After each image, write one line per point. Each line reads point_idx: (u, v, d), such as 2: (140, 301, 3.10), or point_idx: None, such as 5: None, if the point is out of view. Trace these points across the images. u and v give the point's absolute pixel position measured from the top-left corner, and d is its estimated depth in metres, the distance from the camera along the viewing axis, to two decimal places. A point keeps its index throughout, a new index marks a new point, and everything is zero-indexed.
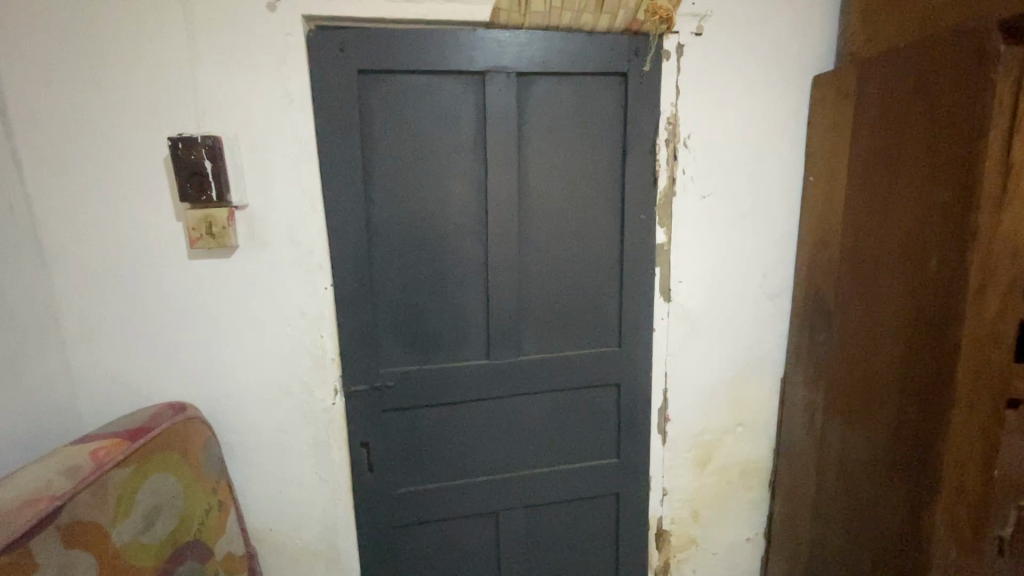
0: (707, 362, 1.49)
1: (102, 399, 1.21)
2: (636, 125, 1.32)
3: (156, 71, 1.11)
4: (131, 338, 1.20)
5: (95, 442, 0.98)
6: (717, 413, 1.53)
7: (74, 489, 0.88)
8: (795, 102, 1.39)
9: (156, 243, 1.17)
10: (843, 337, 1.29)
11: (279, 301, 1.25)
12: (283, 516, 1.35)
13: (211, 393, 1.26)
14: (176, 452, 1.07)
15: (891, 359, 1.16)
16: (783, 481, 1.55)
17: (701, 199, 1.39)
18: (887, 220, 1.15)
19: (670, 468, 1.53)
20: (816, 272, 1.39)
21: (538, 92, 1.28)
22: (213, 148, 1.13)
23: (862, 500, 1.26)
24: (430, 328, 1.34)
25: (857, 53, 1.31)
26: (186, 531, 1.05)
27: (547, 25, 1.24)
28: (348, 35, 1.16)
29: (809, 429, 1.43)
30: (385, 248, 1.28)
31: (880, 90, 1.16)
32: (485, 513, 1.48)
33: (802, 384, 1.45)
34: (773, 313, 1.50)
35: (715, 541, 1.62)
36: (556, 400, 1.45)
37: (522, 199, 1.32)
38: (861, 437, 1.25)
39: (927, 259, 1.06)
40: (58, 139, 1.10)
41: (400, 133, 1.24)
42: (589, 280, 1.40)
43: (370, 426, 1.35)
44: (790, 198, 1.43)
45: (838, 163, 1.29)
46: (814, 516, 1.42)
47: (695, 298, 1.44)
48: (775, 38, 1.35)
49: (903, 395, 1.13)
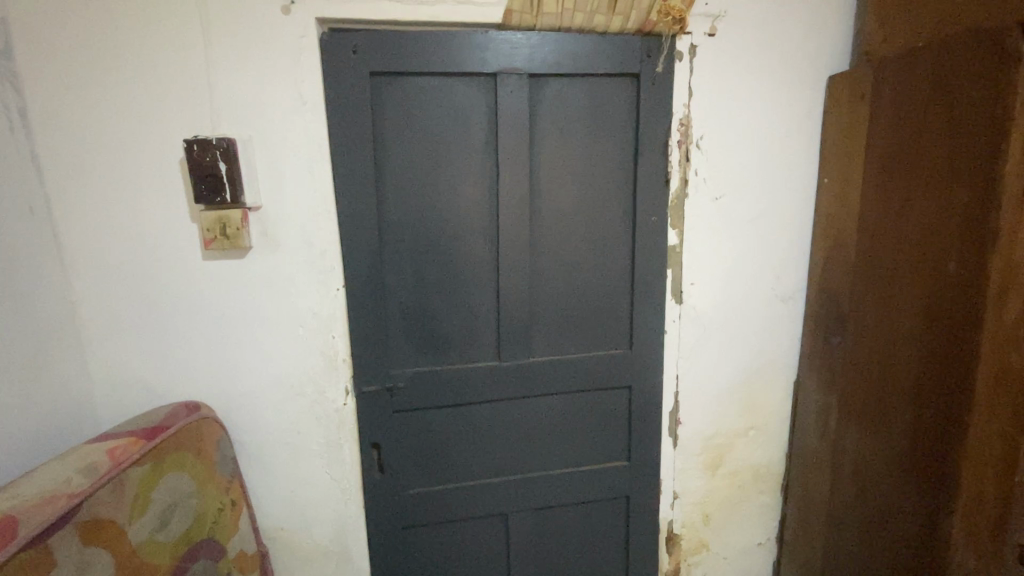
0: (719, 365, 1.48)
1: (118, 398, 1.23)
2: (649, 125, 1.32)
3: (173, 73, 1.12)
4: (146, 339, 1.22)
5: (111, 441, 1.00)
6: (729, 416, 1.51)
7: (92, 488, 0.89)
8: (811, 103, 1.37)
9: (172, 244, 1.19)
10: (859, 339, 1.27)
11: (292, 301, 1.25)
12: (295, 515, 1.36)
13: (224, 392, 1.27)
14: (190, 451, 1.08)
15: (907, 362, 1.15)
16: (796, 486, 1.53)
17: (714, 200, 1.38)
18: (904, 221, 1.14)
19: (681, 471, 1.52)
20: (830, 275, 1.37)
21: (550, 93, 1.28)
22: (228, 150, 1.14)
23: (878, 505, 1.24)
24: (441, 328, 1.34)
25: (873, 52, 1.29)
26: (201, 530, 1.06)
27: (560, 26, 1.24)
28: (361, 37, 1.17)
29: (823, 434, 1.41)
30: (397, 248, 1.29)
31: (897, 90, 1.15)
32: (496, 514, 1.47)
33: (816, 388, 1.44)
34: (787, 315, 1.48)
35: (727, 546, 1.60)
36: (567, 402, 1.44)
37: (534, 201, 1.32)
38: (877, 440, 1.24)
39: (946, 261, 1.05)
40: (76, 140, 1.12)
41: (412, 136, 1.25)
42: (601, 282, 1.39)
43: (381, 426, 1.35)
44: (804, 198, 1.42)
45: (854, 164, 1.28)
46: (827, 521, 1.41)
47: (708, 300, 1.43)
48: (790, 38, 1.33)
49: (920, 401, 1.12)
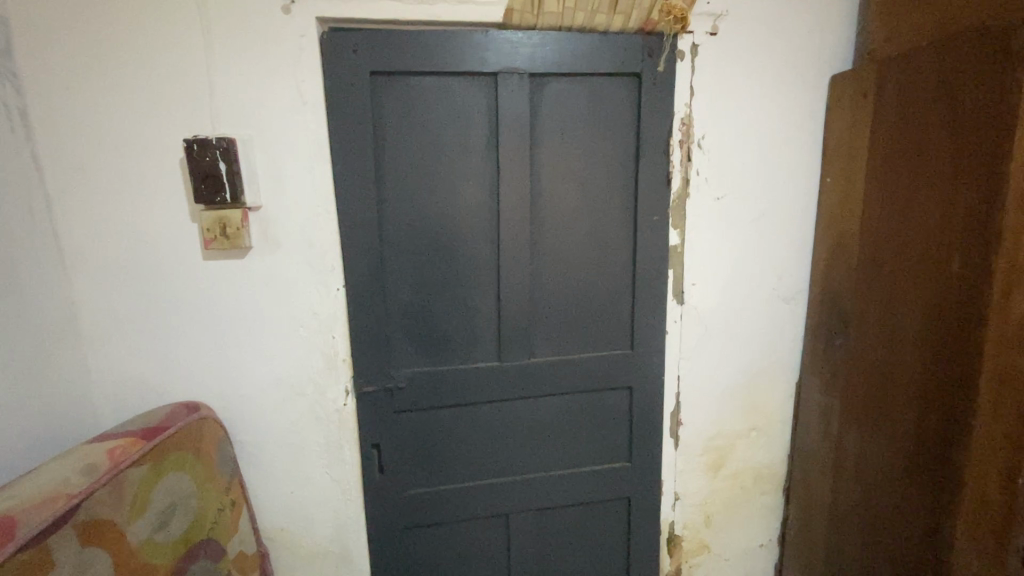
0: (721, 365, 1.47)
1: (119, 398, 1.23)
2: (650, 125, 1.31)
3: (173, 72, 1.12)
4: (146, 339, 1.22)
5: (110, 441, 0.99)
6: (731, 416, 1.51)
7: (91, 488, 0.88)
8: (813, 102, 1.36)
9: (172, 244, 1.18)
10: (861, 340, 1.27)
11: (292, 301, 1.25)
12: (295, 515, 1.35)
13: (224, 392, 1.27)
14: (190, 451, 1.08)
15: (910, 363, 1.14)
16: (798, 487, 1.52)
17: (715, 200, 1.37)
18: (907, 221, 1.13)
19: (682, 472, 1.52)
20: (833, 275, 1.36)
21: (551, 92, 1.28)
22: (228, 150, 1.14)
23: (881, 506, 1.24)
24: (442, 329, 1.34)
25: (877, 51, 1.28)
26: (200, 530, 1.06)
27: (561, 25, 1.24)
28: (361, 36, 1.17)
29: (825, 435, 1.41)
30: (397, 248, 1.29)
31: (900, 89, 1.14)
32: (496, 515, 1.47)
33: (818, 389, 1.43)
34: (789, 316, 1.47)
35: (729, 547, 1.60)
36: (568, 403, 1.44)
37: (535, 201, 1.32)
38: (880, 441, 1.23)
39: (950, 261, 1.05)
40: (76, 140, 1.12)
41: (413, 136, 1.25)
42: (602, 282, 1.39)
43: (381, 426, 1.35)
44: (806, 198, 1.41)
45: (856, 164, 1.27)
46: (830, 523, 1.40)
47: (709, 300, 1.43)
48: (793, 37, 1.32)
49: (924, 401, 1.12)
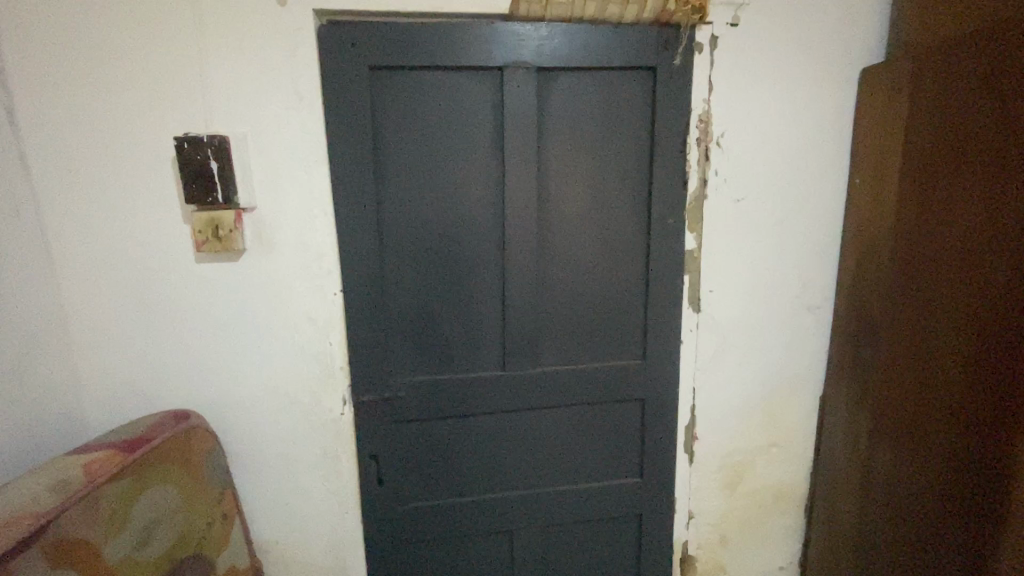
0: (739, 377, 1.39)
1: (109, 404, 1.19)
2: (666, 122, 1.23)
3: (165, 65, 1.08)
4: (137, 343, 1.17)
5: (89, 454, 0.95)
6: (750, 431, 1.42)
7: (63, 506, 0.84)
8: (842, 98, 1.27)
9: (165, 246, 1.14)
10: (892, 352, 1.18)
11: (288, 306, 1.20)
12: (290, 527, 1.30)
13: (216, 399, 1.22)
14: (177, 462, 1.04)
15: (948, 379, 1.06)
16: (821, 506, 1.43)
17: (736, 202, 1.29)
18: (946, 228, 1.05)
19: (697, 490, 1.44)
20: (861, 283, 1.27)
21: (560, 86, 1.21)
22: (219, 149, 1.09)
23: (911, 530, 1.15)
24: (444, 336, 1.28)
25: (912, 42, 1.19)
26: (187, 545, 1.01)
27: (571, 16, 1.16)
28: (359, 30, 1.11)
29: (852, 455, 1.31)
30: (397, 250, 1.23)
31: (939, 86, 1.05)
32: (500, 531, 1.41)
33: (844, 402, 1.34)
34: (814, 325, 1.38)
35: (746, 569, 1.51)
36: (576, 414, 1.37)
37: (541, 202, 1.25)
38: (912, 461, 1.15)
39: (994, 269, 0.97)
40: (65, 138, 1.08)
41: (414, 133, 1.18)
42: (612, 288, 1.31)
43: (381, 437, 1.29)
44: (833, 199, 1.32)
45: (889, 164, 1.18)
46: (856, 546, 1.31)
47: (728, 308, 1.34)
48: (820, 29, 1.24)
49: (962, 421, 1.04)
